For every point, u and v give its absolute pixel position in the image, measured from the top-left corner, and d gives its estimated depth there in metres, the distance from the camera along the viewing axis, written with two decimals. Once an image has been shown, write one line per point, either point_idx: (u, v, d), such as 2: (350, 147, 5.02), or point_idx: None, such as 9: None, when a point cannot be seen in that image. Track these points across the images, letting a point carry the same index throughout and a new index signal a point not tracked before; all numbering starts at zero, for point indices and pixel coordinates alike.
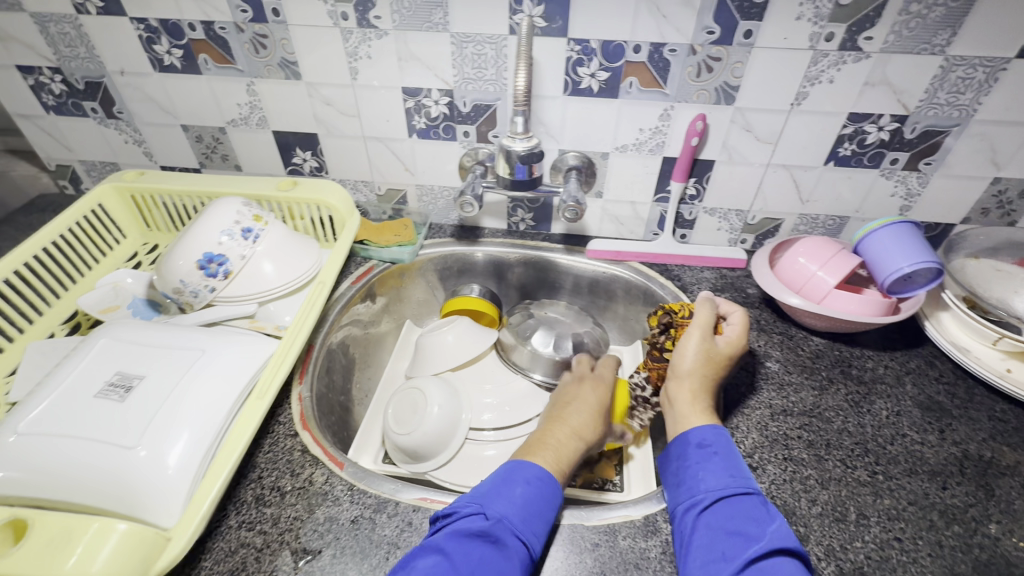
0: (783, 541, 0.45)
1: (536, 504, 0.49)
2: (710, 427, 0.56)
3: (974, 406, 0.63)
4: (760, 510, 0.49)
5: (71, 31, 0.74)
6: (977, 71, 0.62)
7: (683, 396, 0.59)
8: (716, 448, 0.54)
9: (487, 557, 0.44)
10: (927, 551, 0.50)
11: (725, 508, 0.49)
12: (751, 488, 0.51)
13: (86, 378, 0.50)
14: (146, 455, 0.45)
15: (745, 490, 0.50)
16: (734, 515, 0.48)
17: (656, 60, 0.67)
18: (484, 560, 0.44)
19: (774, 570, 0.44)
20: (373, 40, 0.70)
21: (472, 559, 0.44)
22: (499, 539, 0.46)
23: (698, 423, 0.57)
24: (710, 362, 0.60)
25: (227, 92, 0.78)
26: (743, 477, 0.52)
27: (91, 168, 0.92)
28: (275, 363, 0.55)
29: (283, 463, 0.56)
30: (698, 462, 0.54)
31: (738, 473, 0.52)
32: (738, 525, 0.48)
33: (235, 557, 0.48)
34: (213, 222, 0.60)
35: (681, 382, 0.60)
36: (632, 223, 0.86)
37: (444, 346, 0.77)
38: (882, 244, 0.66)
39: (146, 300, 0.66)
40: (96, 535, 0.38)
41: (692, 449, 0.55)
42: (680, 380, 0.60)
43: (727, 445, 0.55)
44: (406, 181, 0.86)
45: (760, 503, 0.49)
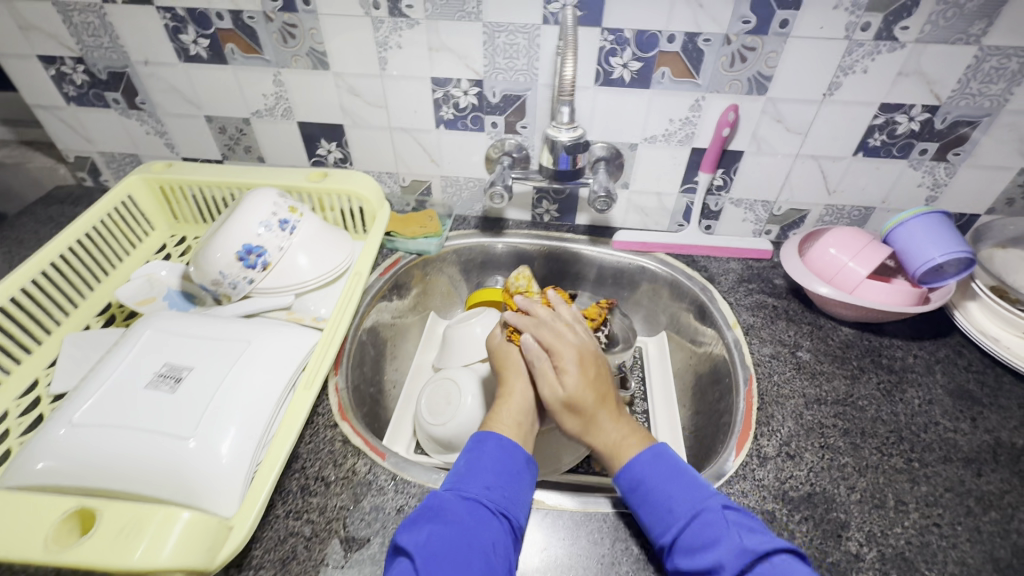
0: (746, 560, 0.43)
1: (479, 463, 0.51)
2: (647, 452, 0.52)
3: (1004, 395, 0.64)
4: (707, 531, 0.46)
5: (95, 20, 0.73)
6: (1011, 61, 0.63)
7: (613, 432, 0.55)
8: (647, 482, 0.50)
9: (436, 531, 0.45)
10: (966, 536, 0.51)
11: (680, 546, 0.46)
12: (695, 508, 0.47)
13: (135, 370, 0.50)
14: (197, 447, 0.45)
15: (687, 516, 0.47)
16: (691, 548, 0.46)
17: (689, 50, 0.66)
18: (433, 535, 0.45)
19: None
20: (404, 30, 0.69)
21: (421, 541, 0.44)
22: (446, 509, 0.47)
23: (636, 452, 0.53)
24: (597, 384, 0.57)
25: (253, 82, 0.77)
26: (680, 499, 0.48)
27: (111, 159, 0.91)
28: (321, 351, 0.55)
29: (326, 454, 0.56)
30: (640, 506, 0.50)
31: (675, 496, 0.49)
32: (696, 561, 0.45)
33: (285, 546, 0.49)
34: (251, 213, 0.60)
35: (600, 421, 0.55)
36: (658, 214, 0.86)
37: (473, 338, 0.75)
38: (914, 233, 0.67)
39: (181, 292, 0.67)
40: (161, 524, 0.38)
41: (630, 492, 0.51)
42: (591, 431, 0.55)
43: (657, 472, 0.50)
44: (431, 173, 0.85)
45: (705, 522, 0.46)
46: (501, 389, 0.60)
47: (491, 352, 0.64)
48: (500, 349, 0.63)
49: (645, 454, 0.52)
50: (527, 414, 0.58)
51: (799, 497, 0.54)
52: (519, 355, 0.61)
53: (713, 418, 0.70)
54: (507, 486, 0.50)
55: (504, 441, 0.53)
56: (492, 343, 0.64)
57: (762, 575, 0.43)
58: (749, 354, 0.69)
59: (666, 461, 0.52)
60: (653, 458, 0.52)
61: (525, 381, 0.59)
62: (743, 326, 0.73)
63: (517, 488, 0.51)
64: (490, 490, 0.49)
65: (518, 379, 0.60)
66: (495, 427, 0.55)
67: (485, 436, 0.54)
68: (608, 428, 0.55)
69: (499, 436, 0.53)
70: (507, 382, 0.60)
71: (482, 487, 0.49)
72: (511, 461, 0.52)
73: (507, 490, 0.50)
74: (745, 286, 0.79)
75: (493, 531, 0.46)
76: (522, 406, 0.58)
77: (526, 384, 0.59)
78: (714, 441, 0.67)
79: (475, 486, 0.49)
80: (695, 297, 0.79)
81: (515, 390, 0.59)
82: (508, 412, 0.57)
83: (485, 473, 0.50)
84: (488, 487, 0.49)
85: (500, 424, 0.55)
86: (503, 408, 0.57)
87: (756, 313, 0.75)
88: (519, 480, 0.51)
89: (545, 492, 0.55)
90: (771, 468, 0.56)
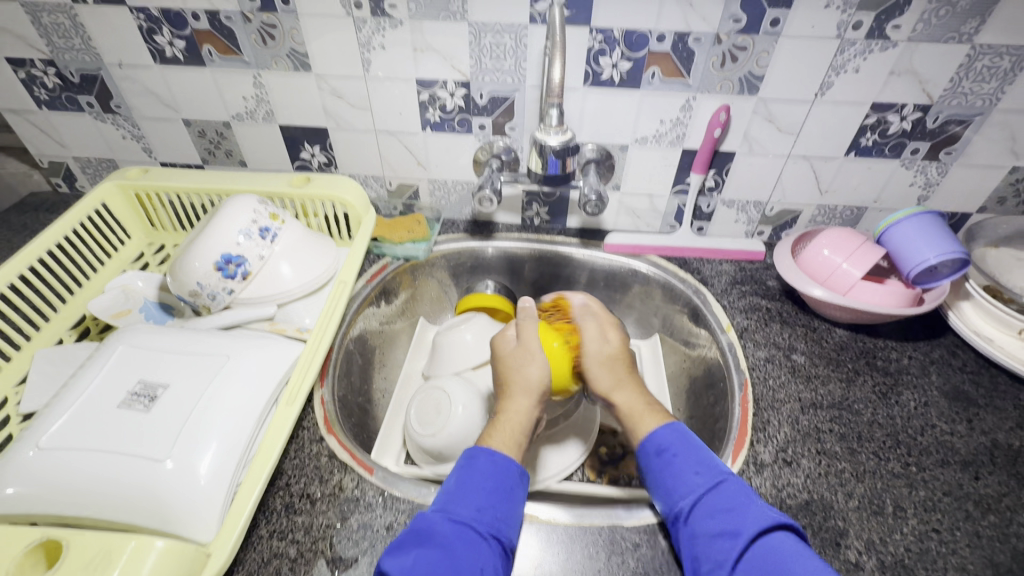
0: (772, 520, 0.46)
1: (469, 482, 0.49)
2: (668, 426, 0.55)
3: (999, 395, 0.63)
4: (727, 499, 0.48)
5: (65, 21, 0.70)
6: (1003, 59, 0.62)
7: (633, 402, 0.59)
8: (674, 449, 0.53)
9: (423, 555, 0.43)
10: (965, 541, 0.50)
11: (700, 510, 0.48)
12: (718, 478, 0.50)
13: (107, 389, 0.48)
14: (174, 468, 0.43)
15: (708, 484, 0.49)
16: (712, 512, 0.47)
17: (679, 49, 0.65)
18: (419, 559, 0.43)
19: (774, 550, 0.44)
20: (388, 30, 0.67)
21: (406, 566, 0.42)
22: (434, 532, 0.45)
23: (655, 425, 0.56)
24: (620, 359, 0.62)
25: (232, 85, 0.75)
26: (705, 467, 0.51)
27: (86, 165, 0.88)
28: (304, 364, 0.53)
29: (311, 470, 0.54)
30: (659, 472, 0.52)
31: (699, 466, 0.51)
32: (716, 523, 0.46)
33: (269, 568, 0.47)
34: (230, 221, 0.58)
35: (625, 388, 0.60)
36: (649, 216, 0.85)
37: (464, 345, 0.73)
38: (908, 235, 0.66)
39: (158, 303, 0.64)
40: (133, 555, 0.36)
41: (652, 459, 0.53)
42: (616, 392, 0.60)
43: (683, 442, 0.53)
44: (418, 176, 0.83)
45: (725, 490, 0.49)
46: (502, 403, 0.57)
47: (495, 359, 0.61)
48: (507, 358, 0.60)
49: (667, 428, 0.55)
50: (525, 432, 0.56)
51: (797, 505, 0.53)
52: (528, 371, 0.58)
53: (708, 423, 0.69)
54: (498, 506, 0.48)
55: (496, 457, 0.52)
56: (500, 346, 0.62)
57: (779, 538, 0.45)
58: (744, 358, 0.68)
59: (685, 436, 0.54)
60: (676, 433, 0.54)
61: (526, 398, 0.57)
62: (737, 329, 0.72)
63: (508, 507, 0.49)
64: (481, 512, 0.47)
65: (522, 396, 0.57)
66: (489, 442, 0.54)
67: (477, 451, 0.53)
68: (627, 394, 0.59)
69: (491, 452, 0.52)
70: (510, 396, 0.57)
71: (472, 509, 0.47)
72: (504, 478, 0.50)
73: (498, 510, 0.48)
74: (738, 288, 0.78)
75: (482, 554, 0.45)
76: (521, 425, 0.55)
77: (531, 400, 0.57)
78: (709, 447, 0.66)
79: (464, 508, 0.48)
80: (689, 299, 0.78)
81: (515, 407, 0.56)
82: (507, 431, 0.55)
83: (475, 493, 0.49)
84: (478, 508, 0.48)
85: (496, 440, 0.54)
86: (503, 425, 0.55)
87: (750, 316, 0.74)
88: (509, 499, 0.49)
89: (538, 505, 0.54)
90: (767, 475, 0.55)
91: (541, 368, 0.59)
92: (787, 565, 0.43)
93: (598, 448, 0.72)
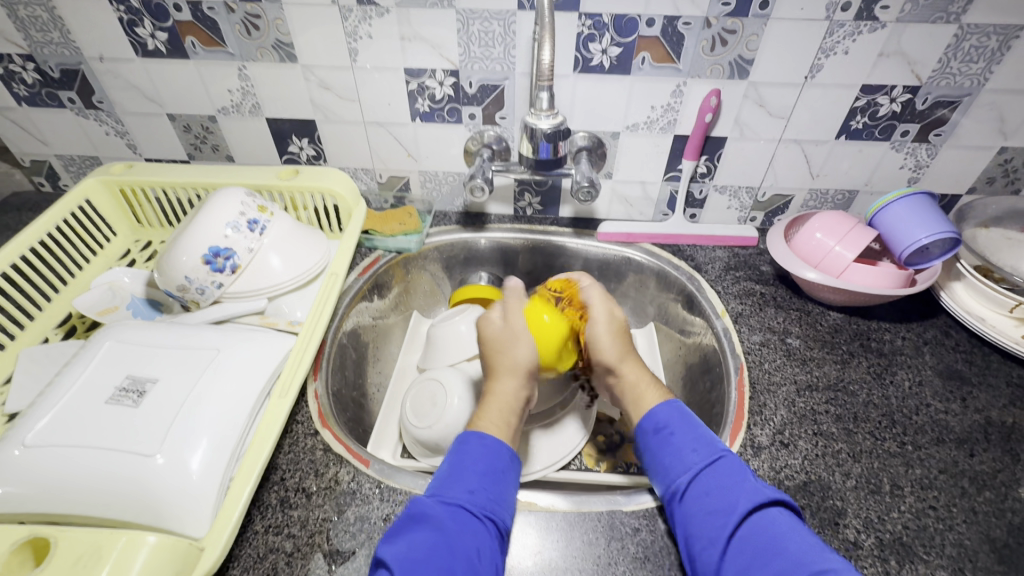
0: (769, 493, 0.46)
1: (460, 466, 0.49)
2: (668, 403, 0.55)
3: (991, 373, 0.64)
4: (725, 475, 0.48)
5: (43, 14, 0.68)
6: (990, 39, 0.62)
7: (634, 376, 0.59)
8: (672, 427, 0.52)
9: (418, 539, 0.43)
10: (962, 518, 0.50)
11: (698, 486, 0.47)
12: (715, 454, 0.49)
13: (94, 384, 0.47)
14: (165, 463, 0.42)
15: (708, 459, 0.49)
16: (708, 489, 0.47)
17: (669, 33, 0.65)
18: (414, 544, 0.43)
19: (771, 521, 0.44)
20: (374, 18, 0.66)
21: (402, 552, 0.42)
22: (428, 515, 0.45)
23: (657, 400, 0.56)
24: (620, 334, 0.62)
25: (217, 77, 0.73)
26: (703, 444, 0.50)
27: (69, 163, 0.86)
28: (295, 358, 0.53)
29: (306, 463, 0.54)
30: (658, 450, 0.51)
31: (696, 442, 0.51)
32: (714, 498, 0.46)
33: (265, 563, 0.46)
34: (217, 214, 0.57)
35: (631, 363, 0.60)
36: (642, 204, 0.84)
37: (459, 336, 0.73)
38: (900, 215, 0.66)
39: (146, 300, 0.63)
40: (124, 551, 0.35)
41: (651, 436, 0.53)
42: (622, 367, 0.60)
43: (680, 420, 0.53)
44: (409, 168, 0.83)
45: (725, 465, 0.48)
46: (489, 384, 0.57)
47: (482, 342, 0.61)
48: (494, 340, 0.60)
49: (663, 406, 0.55)
50: (514, 412, 0.56)
51: (795, 486, 0.53)
52: (516, 352, 0.58)
53: (704, 409, 0.69)
54: (491, 487, 0.48)
55: (486, 438, 0.52)
56: (485, 329, 0.61)
57: (774, 515, 0.44)
58: (739, 342, 0.68)
59: (685, 416, 0.54)
60: (676, 410, 0.54)
61: (510, 379, 0.57)
62: (731, 314, 0.72)
63: (501, 489, 0.49)
64: (473, 494, 0.47)
65: (509, 377, 0.57)
66: (478, 424, 0.54)
67: (468, 436, 0.53)
68: (635, 368, 0.60)
69: (482, 435, 0.52)
70: (496, 378, 0.57)
71: (464, 491, 0.47)
72: (495, 460, 0.50)
73: (491, 491, 0.48)
74: (732, 274, 0.78)
75: (478, 535, 0.45)
76: (508, 407, 0.55)
77: (517, 381, 0.57)
78: (706, 432, 0.66)
79: (457, 491, 0.47)
80: (683, 286, 0.78)
81: (503, 388, 0.56)
82: (496, 411, 0.55)
83: (466, 476, 0.49)
84: (470, 489, 0.47)
85: (486, 423, 0.54)
86: (491, 406, 0.55)
87: (745, 301, 0.74)
88: (502, 480, 0.49)
89: (537, 493, 0.54)
90: (765, 457, 0.55)
91: (530, 350, 0.58)
92: (787, 534, 0.42)
93: (596, 437, 0.72)
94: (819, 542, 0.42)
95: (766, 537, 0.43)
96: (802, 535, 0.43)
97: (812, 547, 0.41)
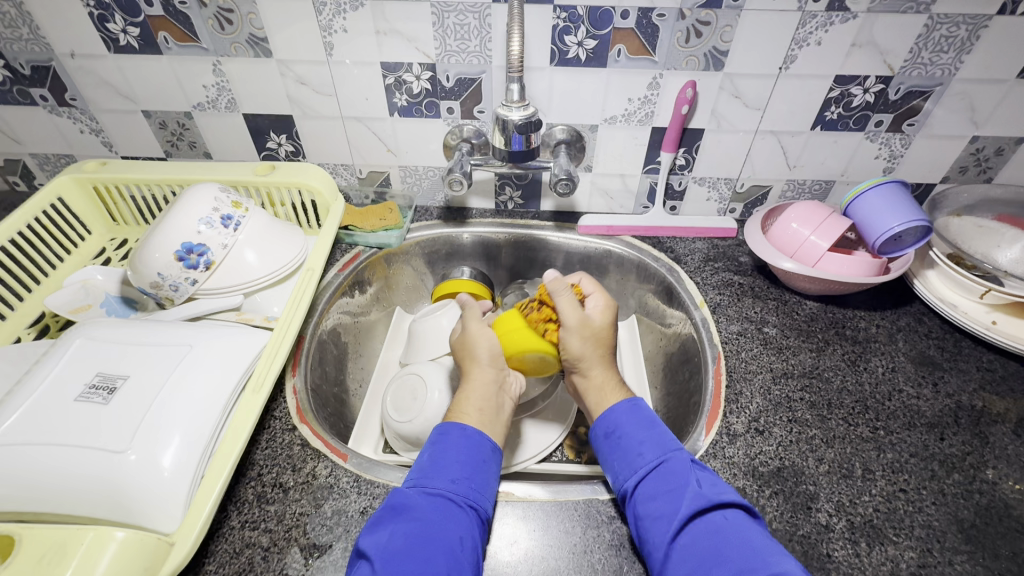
0: (718, 496, 0.46)
1: (443, 456, 0.50)
2: (624, 402, 0.57)
3: (963, 358, 0.65)
4: (671, 476, 0.49)
5: (11, 11, 0.67)
6: (960, 29, 0.63)
7: (598, 382, 0.59)
8: (621, 429, 0.54)
9: (399, 530, 0.43)
10: (931, 500, 0.51)
11: (642, 489, 0.49)
12: (662, 456, 0.50)
13: (64, 382, 0.46)
14: (137, 459, 0.42)
15: (653, 462, 0.50)
16: (653, 490, 0.48)
17: (644, 25, 0.65)
18: (395, 534, 0.43)
19: (713, 528, 0.45)
20: (349, 12, 0.65)
21: (382, 543, 0.43)
22: (409, 506, 0.45)
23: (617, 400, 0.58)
24: (604, 337, 0.61)
25: (191, 73, 0.73)
26: (650, 446, 0.52)
27: (43, 162, 0.85)
28: (270, 354, 0.52)
29: (283, 459, 0.54)
30: (610, 453, 0.53)
31: (645, 444, 0.52)
32: (656, 502, 0.47)
33: (241, 559, 0.46)
34: (189, 210, 0.56)
35: (601, 365, 0.60)
36: (623, 197, 0.85)
37: (440, 330, 0.72)
38: (873, 205, 0.67)
39: (121, 297, 0.63)
40: (92, 545, 0.36)
41: (602, 440, 0.55)
42: (590, 367, 0.59)
43: (631, 422, 0.54)
44: (388, 163, 0.82)
45: (670, 468, 0.49)
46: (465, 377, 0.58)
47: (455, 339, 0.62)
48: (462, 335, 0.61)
49: (621, 406, 0.56)
50: (494, 399, 0.56)
51: (769, 472, 0.53)
52: (479, 343, 0.59)
53: (684, 398, 0.69)
54: (473, 477, 0.49)
55: (467, 428, 0.52)
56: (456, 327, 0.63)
57: (717, 521, 0.45)
58: (716, 332, 0.69)
59: (641, 414, 0.55)
60: (630, 409, 0.56)
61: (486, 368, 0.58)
62: (710, 304, 0.73)
63: (483, 479, 0.49)
64: (457, 484, 0.48)
65: (482, 367, 0.58)
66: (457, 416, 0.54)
67: (449, 427, 0.53)
68: (601, 370, 0.60)
69: (463, 426, 0.52)
70: (470, 370, 0.58)
71: (447, 481, 0.48)
72: (476, 451, 0.51)
73: (474, 481, 0.49)
74: (711, 265, 0.79)
75: (461, 524, 0.45)
76: (489, 392, 0.56)
77: (489, 370, 0.57)
78: (685, 421, 0.67)
79: (440, 482, 0.48)
80: (663, 278, 0.79)
81: (481, 376, 0.57)
82: (471, 402, 0.55)
83: (449, 466, 0.49)
84: (453, 480, 0.48)
85: (467, 412, 0.54)
86: (468, 397, 0.56)
87: (723, 292, 0.74)
88: (484, 471, 0.50)
89: (514, 483, 0.54)
90: (740, 445, 0.56)
91: (491, 340, 0.59)
92: (724, 540, 0.44)
93: (577, 429, 0.73)
94: (766, 547, 0.42)
95: (706, 543, 0.44)
96: (748, 536, 0.43)
97: (758, 552, 0.42)
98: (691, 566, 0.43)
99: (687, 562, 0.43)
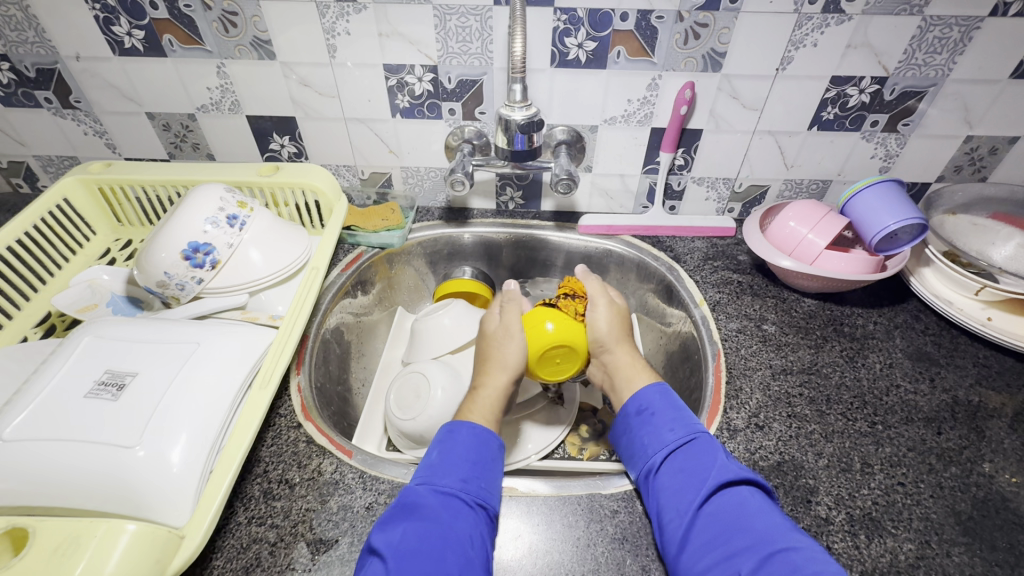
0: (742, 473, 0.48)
1: (455, 454, 0.52)
2: (653, 387, 0.58)
3: (960, 354, 0.66)
4: (700, 453, 0.51)
5: (17, 13, 0.68)
6: (953, 30, 0.64)
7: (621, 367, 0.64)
8: (653, 409, 0.56)
9: (410, 529, 0.44)
10: (929, 492, 0.52)
11: (671, 463, 0.51)
12: (691, 434, 0.52)
13: (73, 379, 0.47)
14: (145, 455, 0.43)
15: (683, 438, 0.52)
16: (680, 464, 0.50)
17: (643, 27, 0.66)
18: (406, 533, 0.44)
19: (735, 501, 0.47)
20: (352, 15, 0.66)
21: (394, 541, 0.43)
22: (420, 505, 0.47)
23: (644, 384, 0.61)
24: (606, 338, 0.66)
25: (196, 76, 0.73)
26: (680, 424, 0.54)
27: (47, 163, 0.86)
28: (276, 351, 0.53)
29: (289, 455, 0.54)
30: (639, 429, 0.55)
31: (674, 422, 0.54)
32: (684, 476, 0.49)
33: (248, 554, 0.46)
34: (196, 209, 0.57)
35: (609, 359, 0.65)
36: (622, 196, 0.86)
37: (442, 329, 0.73)
38: (868, 204, 0.68)
39: (126, 297, 0.63)
40: (104, 538, 0.36)
41: (632, 417, 0.57)
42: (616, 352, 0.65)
43: (664, 403, 0.56)
44: (390, 164, 0.83)
45: (699, 445, 0.51)
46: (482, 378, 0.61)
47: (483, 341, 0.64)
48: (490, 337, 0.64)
49: (650, 388, 0.58)
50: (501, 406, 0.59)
51: (769, 466, 0.54)
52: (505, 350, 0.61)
53: (685, 395, 0.70)
54: (481, 476, 0.50)
55: (477, 428, 0.55)
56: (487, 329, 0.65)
57: (742, 495, 0.47)
58: (716, 329, 0.69)
59: (670, 397, 0.57)
60: (659, 392, 0.58)
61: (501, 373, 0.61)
62: (709, 302, 0.73)
63: (491, 476, 0.51)
64: (467, 482, 0.49)
65: (499, 373, 0.60)
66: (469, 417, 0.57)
67: (458, 425, 0.55)
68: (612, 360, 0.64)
69: (472, 425, 0.55)
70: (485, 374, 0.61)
71: (457, 480, 0.49)
72: (484, 450, 0.53)
73: (482, 480, 0.50)
74: (710, 264, 0.80)
75: (470, 522, 0.46)
76: (495, 400, 0.59)
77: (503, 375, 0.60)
78: None
79: (450, 480, 0.49)
80: (663, 277, 0.79)
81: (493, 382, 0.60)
82: (482, 405, 0.59)
83: (459, 464, 0.51)
84: (463, 478, 0.49)
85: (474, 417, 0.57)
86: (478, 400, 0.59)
87: (722, 290, 0.75)
88: (491, 470, 0.52)
89: (518, 479, 0.54)
90: (740, 439, 0.57)
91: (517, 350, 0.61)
92: (747, 515, 0.45)
93: (578, 426, 0.73)
94: (786, 524, 0.45)
95: (730, 514, 0.46)
96: (770, 515, 0.45)
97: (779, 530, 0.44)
98: (712, 533, 0.45)
99: (705, 532, 0.45)
